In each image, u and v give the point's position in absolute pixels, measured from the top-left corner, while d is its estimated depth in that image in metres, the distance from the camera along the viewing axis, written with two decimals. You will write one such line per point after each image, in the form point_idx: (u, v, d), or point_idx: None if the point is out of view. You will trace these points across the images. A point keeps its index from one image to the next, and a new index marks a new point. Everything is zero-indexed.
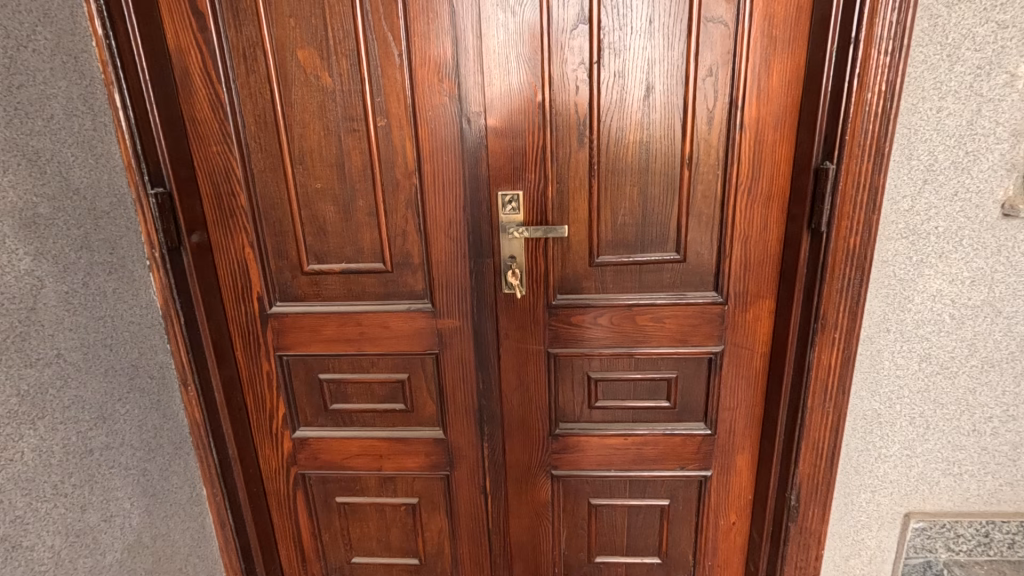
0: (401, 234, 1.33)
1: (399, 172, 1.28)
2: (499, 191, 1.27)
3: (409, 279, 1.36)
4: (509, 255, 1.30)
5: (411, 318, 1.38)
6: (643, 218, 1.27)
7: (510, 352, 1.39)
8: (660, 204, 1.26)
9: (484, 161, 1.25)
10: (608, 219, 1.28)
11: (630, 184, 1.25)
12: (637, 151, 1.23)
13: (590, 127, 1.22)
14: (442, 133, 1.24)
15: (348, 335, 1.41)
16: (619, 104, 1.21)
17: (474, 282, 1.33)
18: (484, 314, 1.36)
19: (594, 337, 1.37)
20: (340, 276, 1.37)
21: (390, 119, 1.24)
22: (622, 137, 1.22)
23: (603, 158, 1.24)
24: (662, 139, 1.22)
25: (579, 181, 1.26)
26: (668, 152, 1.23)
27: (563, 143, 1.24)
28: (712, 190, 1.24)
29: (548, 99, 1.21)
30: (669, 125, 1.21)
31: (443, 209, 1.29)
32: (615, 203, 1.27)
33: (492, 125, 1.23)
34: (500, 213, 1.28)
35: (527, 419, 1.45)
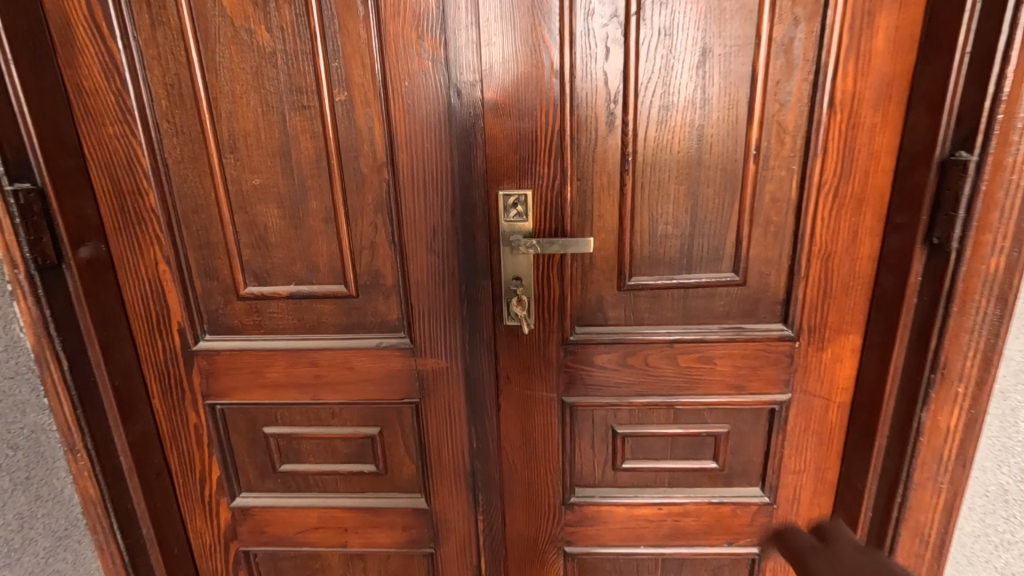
0: (368, 247, 1.00)
1: (365, 164, 0.95)
2: (500, 190, 0.95)
3: (380, 306, 1.03)
4: (514, 275, 0.97)
5: (382, 357, 1.05)
6: (691, 228, 0.96)
7: (513, 402, 1.07)
8: (714, 209, 0.95)
9: (479, 149, 0.93)
10: (645, 229, 0.96)
11: (675, 182, 0.94)
12: (686, 139, 0.91)
13: (623, 106, 0.90)
14: (421, 112, 0.91)
15: (300, 379, 1.07)
16: (663, 74, 0.89)
17: (466, 311, 1.00)
18: (479, 352, 1.03)
19: (622, 383, 1.05)
20: (288, 302, 1.04)
21: (351, 91, 0.91)
22: (667, 120, 0.91)
23: (640, 148, 0.92)
24: (720, 122, 0.90)
25: (606, 177, 0.94)
26: (727, 140, 0.91)
27: (586, 126, 0.92)
28: (785, 191, 0.93)
29: (567, 66, 0.89)
30: (731, 103, 0.89)
31: (423, 214, 0.96)
32: (655, 207, 0.95)
33: (491, 102, 0.91)
34: (501, 220, 0.96)
35: (533, 484, 1.13)
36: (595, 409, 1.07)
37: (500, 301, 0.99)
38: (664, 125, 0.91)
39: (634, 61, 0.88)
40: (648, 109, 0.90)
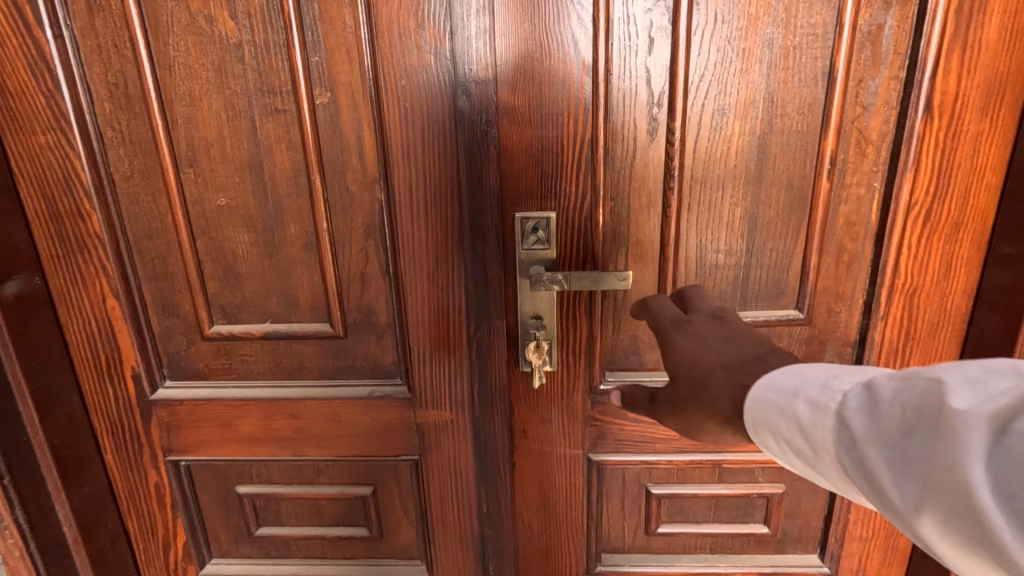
0: (358, 279, 0.83)
1: (354, 180, 0.78)
2: (517, 212, 0.77)
3: (372, 348, 0.87)
4: (533, 313, 0.81)
5: (375, 407, 0.89)
6: (747, 257, 0.80)
7: (530, 459, 0.91)
8: (775, 234, 0.78)
9: (492, 162, 0.76)
10: (691, 257, 0.80)
11: (729, 202, 0.77)
12: (745, 150, 0.75)
13: (669, 110, 0.74)
14: (421, 118, 0.74)
15: (279, 432, 0.91)
16: (719, 71, 0.72)
17: (474, 356, 0.84)
18: (489, 403, 0.86)
19: (660, 437, 0.89)
20: (263, 343, 0.87)
21: (335, 92, 0.74)
22: (722, 127, 0.74)
23: (688, 161, 0.76)
24: (787, 130, 0.74)
25: (647, 196, 0.77)
26: (795, 152, 0.74)
27: (624, 134, 0.75)
28: (863, 214, 0.76)
29: (601, 61, 0.72)
30: (803, 107, 0.73)
31: (424, 240, 0.79)
32: (704, 233, 0.79)
33: (507, 105, 0.74)
34: (517, 248, 0.78)
35: (553, 552, 0.96)
36: (626, 467, 0.91)
37: (516, 343, 0.84)
38: (718, 134, 0.75)
39: (684, 55, 0.71)
40: (699, 114, 0.74)
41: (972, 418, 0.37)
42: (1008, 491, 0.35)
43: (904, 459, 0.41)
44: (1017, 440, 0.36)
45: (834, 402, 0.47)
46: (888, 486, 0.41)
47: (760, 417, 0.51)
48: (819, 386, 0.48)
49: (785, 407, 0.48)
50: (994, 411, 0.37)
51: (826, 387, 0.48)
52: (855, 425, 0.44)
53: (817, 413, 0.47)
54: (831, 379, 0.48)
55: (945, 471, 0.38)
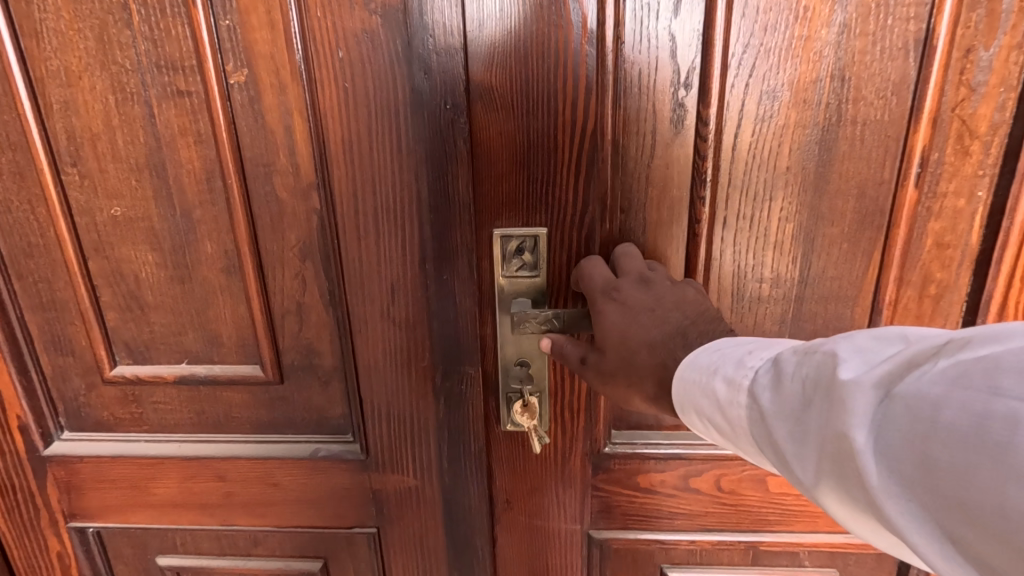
0: (294, 311, 0.65)
1: (283, 185, 0.60)
2: (496, 229, 0.58)
3: (316, 397, 0.69)
4: (519, 358, 0.62)
5: (321, 470, 0.70)
6: (800, 287, 0.61)
7: (516, 535, 0.72)
8: (839, 257, 0.59)
9: (461, 162, 0.56)
10: (727, 288, 0.61)
11: (780, 216, 0.58)
12: (803, 148, 0.56)
13: (701, 93, 0.55)
14: (366, 103, 0.55)
15: (203, 497, 0.73)
16: (771, 39, 0.53)
17: (444, 411, 0.66)
18: (463, 468, 0.68)
19: (680, 512, 0.70)
20: (180, 389, 0.70)
21: (254, 68, 0.56)
22: (774, 116, 0.55)
23: (726, 162, 0.56)
24: (860, 121, 0.54)
25: (670, 208, 0.58)
26: (872, 150, 0.55)
27: (640, 125, 0.56)
28: (961, 232, 0.57)
29: (609, 23, 0.53)
30: (884, 89, 0.53)
31: (374, 264, 0.61)
32: (744, 256, 0.60)
33: (482, 86, 0.54)
34: (497, 275, 0.59)
35: None
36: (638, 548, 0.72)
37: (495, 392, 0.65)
38: (767, 125, 0.55)
39: (724, 15, 0.52)
40: (743, 98, 0.55)
41: (857, 387, 0.34)
42: (891, 455, 0.32)
43: (803, 431, 0.38)
44: (900, 403, 0.32)
45: (747, 379, 0.43)
46: (790, 458, 0.39)
47: (683, 397, 0.47)
48: (732, 362, 0.44)
49: (703, 386, 0.44)
50: (880, 379, 0.34)
51: (742, 363, 0.43)
52: (763, 401, 0.41)
53: (732, 391, 0.43)
54: (746, 357, 0.44)
55: (837, 442, 0.35)
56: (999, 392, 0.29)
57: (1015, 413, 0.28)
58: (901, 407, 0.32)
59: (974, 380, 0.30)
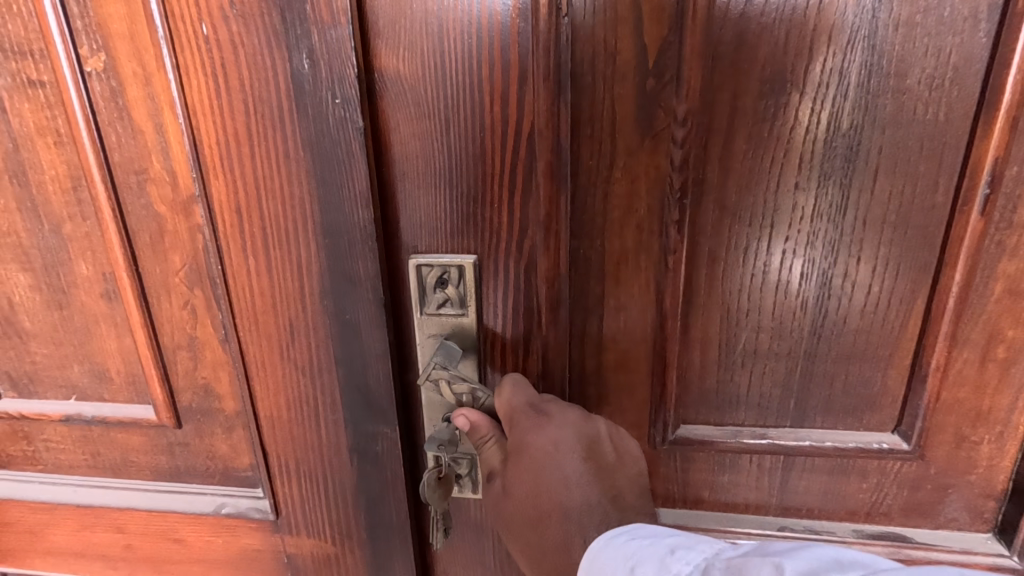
0: (187, 348, 0.54)
1: (160, 198, 0.49)
2: (414, 257, 0.46)
3: (220, 446, 0.58)
4: (445, 415, 0.49)
5: (229, 529, 0.60)
6: (812, 340, 0.47)
7: None
8: (868, 306, 0.46)
9: (359, 171, 0.43)
10: (713, 338, 0.48)
11: (787, 246, 0.45)
12: (819, 158, 0.43)
13: (679, 85, 0.42)
14: (241, 98, 0.43)
15: (103, 548, 0.64)
16: (782, 14, 0.40)
17: (359, 475, 0.54)
18: (385, 543, 0.56)
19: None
20: (71, 428, 0.60)
21: (113, 52, 0.45)
22: (778, 119, 0.42)
23: (713, 177, 0.44)
24: (901, 121, 0.41)
25: (639, 234, 0.46)
26: (917, 159, 0.42)
27: (598, 127, 0.44)
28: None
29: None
30: (932, 81, 0.40)
31: (268, 295, 0.49)
32: (738, 296, 0.47)
33: (388, 74, 0.42)
34: (419, 312, 0.47)
35: None
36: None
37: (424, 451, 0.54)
38: (769, 130, 0.43)
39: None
40: (733, 94, 0.42)
41: None
42: None
43: None
44: None
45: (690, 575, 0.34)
46: None
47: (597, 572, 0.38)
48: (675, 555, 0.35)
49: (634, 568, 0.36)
50: None
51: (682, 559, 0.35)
52: None
53: None
54: (668, 559, 0.36)
55: None
56: None
57: None
58: None
59: None
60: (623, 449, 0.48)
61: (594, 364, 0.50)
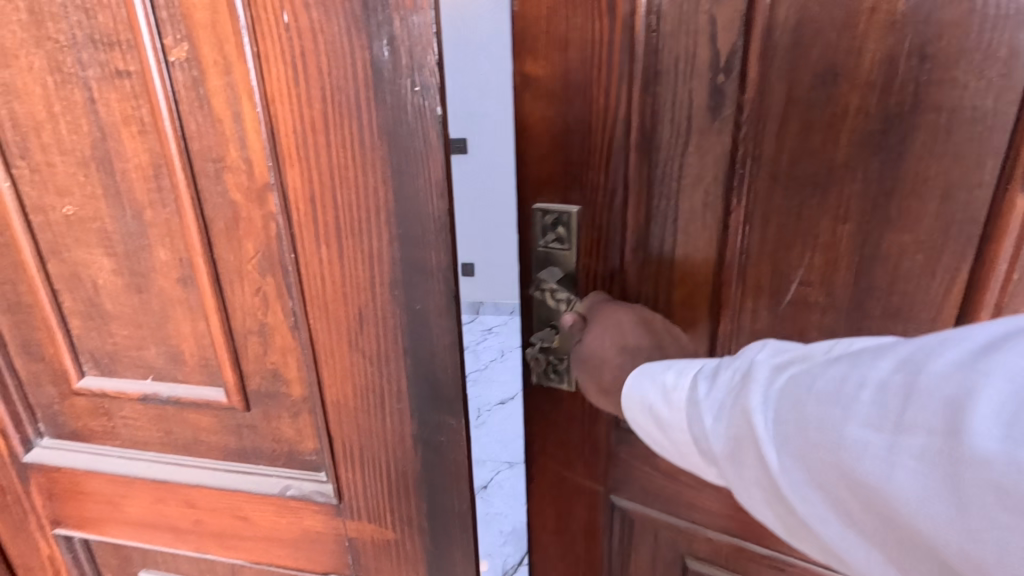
0: (257, 333, 0.55)
1: (236, 186, 0.50)
2: (535, 202, 0.57)
3: (285, 430, 0.59)
4: (546, 322, 0.61)
5: (291, 510, 0.62)
6: (854, 310, 0.51)
7: (548, 502, 0.73)
8: (912, 275, 0.48)
9: (434, 162, 0.42)
10: (765, 295, 0.53)
11: (834, 218, 0.49)
12: (867, 139, 0.46)
13: (744, 74, 0.48)
14: (320, 86, 0.43)
15: (175, 521, 0.67)
16: (839, 9, 0.44)
17: (422, 464, 0.54)
18: (444, 531, 0.57)
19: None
20: (147, 407, 0.63)
21: (196, 42, 0.45)
22: (831, 100, 0.46)
23: (768, 151, 0.49)
24: (949, 109, 0.43)
25: (712, 197, 0.52)
26: (969, 145, 0.44)
27: (682, 102, 0.50)
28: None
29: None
30: (985, 67, 0.42)
31: (337, 285, 0.49)
32: (787, 260, 0.52)
33: (522, 52, 0.52)
34: (533, 244, 0.58)
35: None
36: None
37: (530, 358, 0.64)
38: (821, 112, 0.46)
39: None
40: (789, 79, 0.47)
41: (761, 370, 0.40)
42: (785, 429, 0.36)
43: (795, 457, 0.36)
44: (809, 382, 0.36)
45: (693, 374, 0.46)
46: (716, 457, 0.42)
47: (629, 401, 0.50)
48: (696, 374, 0.45)
49: (654, 386, 0.48)
50: (790, 372, 0.38)
51: (698, 371, 0.46)
52: (689, 393, 0.45)
53: (693, 403, 0.44)
54: (684, 366, 0.48)
55: (741, 420, 0.39)
56: (920, 372, 0.31)
57: (909, 383, 0.31)
58: (792, 388, 0.37)
59: (912, 361, 0.32)
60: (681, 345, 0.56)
61: (665, 305, 0.57)
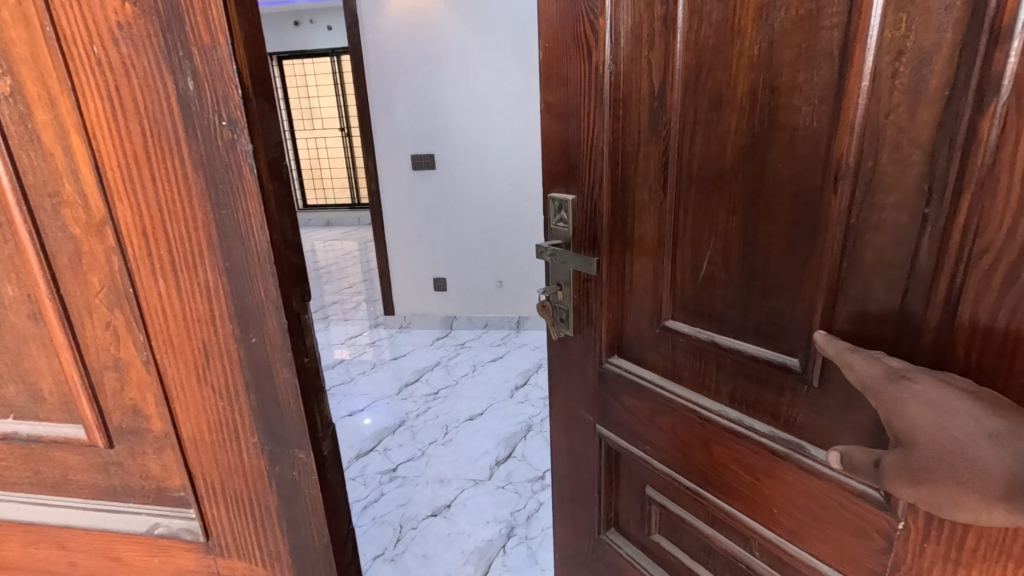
0: (114, 367, 0.53)
1: (75, 219, 0.48)
2: (552, 192, 0.92)
3: (152, 466, 0.57)
4: (555, 281, 0.95)
5: (163, 549, 0.60)
6: (744, 277, 0.66)
7: (561, 411, 1.04)
8: (777, 258, 0.62)
9: (242, 193, 0.43)
10: (687, 263, 0.73)
11: (728, 210, 0.66)
12: (745, 150, 0.62)
13: (664, 106, 0.70)
14: (138, 120, 0.42)
15: (48, 563, 0.65)
16: (719, 60, 0.62)
17: (279, 498, 0.54)
18: (309, 562, 0.56)
19: (703, 507, 0.79)
20: (10, 446, 0.60)
21: (18, 76, 0.43)
22: (720, 119, 0.64)
23: (686, 158, 0.69)
24: (792, 127, 0.57)
25: (651, 191, 0.75)
26: (805, 158, 0.57)
27: (629, 130, 0.76)
28: (902, 251, 0.50)
29: (608, 70, 0.75)
30: (812, 97, 0.55)
31: (179, 318, 0.48)
32: (697, 239, 0.71)
33: (549, 103, 0.88)
34: (551, 222, 0.93)
35: (574, 498, 1.07)
36: (680, 526, 0.85)
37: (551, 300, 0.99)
38: (714, 130, 0.65)
39: (694, 44, 0.65)
40: (694, 108, 0.67)
41: None
42: None
43: None
44: None
45: None
46: None
47: None
48: None
49: None
50: None
51: None
52: None
53: None
54: None
55: None
56: None
57: None
58: None
59: None
60: (638, 282, 0.81)
61: (627, 266, 0.82)
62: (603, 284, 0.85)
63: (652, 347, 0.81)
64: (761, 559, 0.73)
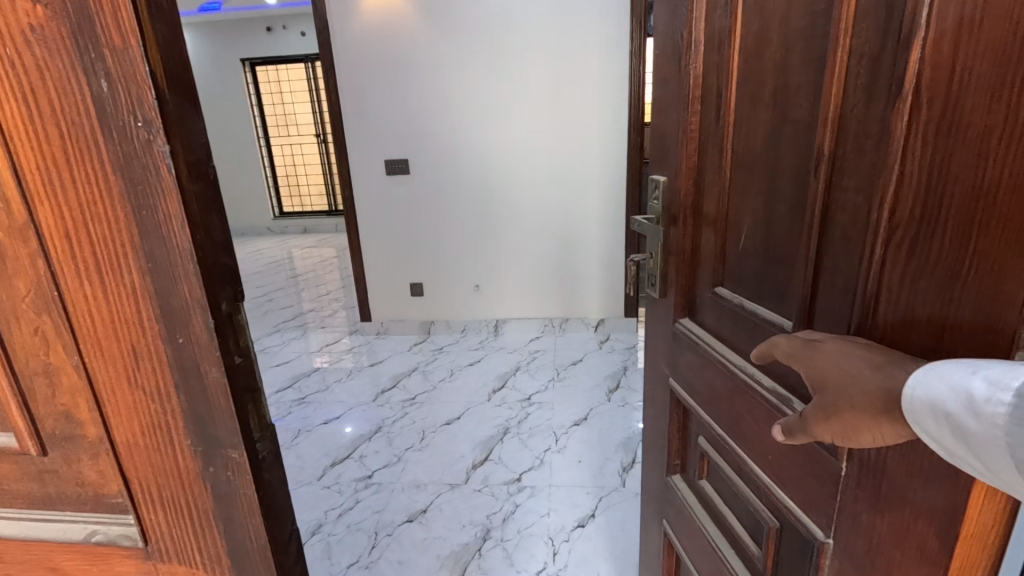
0: (44, 374, 0.52)
1: None
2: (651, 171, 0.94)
3: (88, 473, 0.56)
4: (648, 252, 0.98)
5: (102, 555, 0.60)
6: (762, 256, 0.69)
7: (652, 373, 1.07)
8: (784, 237, 0.64)
9: (153, 192, 0.43)
10: (734, 237, 0.75)
11: (758, 196, 0.68)
12: (768, 137, 0.65)
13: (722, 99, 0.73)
14: (55, 122, 0.42)
15: None
16: (757, 57, 0.65)
17: (216, 501, 0.54)
18: (247, 562, 0.56)
19: (730, 454, 0.80)
20: None
21: None
22: (757, 109, 0.66)
23: (735, 144, 0.72)
24: (795, 122, 0.60)
25: (716, 177, 0.77)
26: (803, 149, 0.59)
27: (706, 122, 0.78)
28: (858, 230, 0.51)
29: (689, 72, 0.78)
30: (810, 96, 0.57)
31: (109, 320, 0.48)
32: (741, 218, 0.73)
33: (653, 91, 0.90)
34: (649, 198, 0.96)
35: (654, 448, 1.09)
36: (720, 474, 0.86)
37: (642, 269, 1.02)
38: (753, 117, 0.67)
39: (744, 50, 0.67)
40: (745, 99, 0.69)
41: None
42: None
43: None
44: None
45: None
46: None
47: None
48: None
49: None
50: None
51: None
52: None
53: None
54: None
55: None
56: None
57: None
58: None
59: None
60: (703, 253, 0.83)
61: (697, 240, 0.84)
62: (678, 255, 0.88)
63: (711, 312, 0.82)
64: (764, 503, 0.73)
